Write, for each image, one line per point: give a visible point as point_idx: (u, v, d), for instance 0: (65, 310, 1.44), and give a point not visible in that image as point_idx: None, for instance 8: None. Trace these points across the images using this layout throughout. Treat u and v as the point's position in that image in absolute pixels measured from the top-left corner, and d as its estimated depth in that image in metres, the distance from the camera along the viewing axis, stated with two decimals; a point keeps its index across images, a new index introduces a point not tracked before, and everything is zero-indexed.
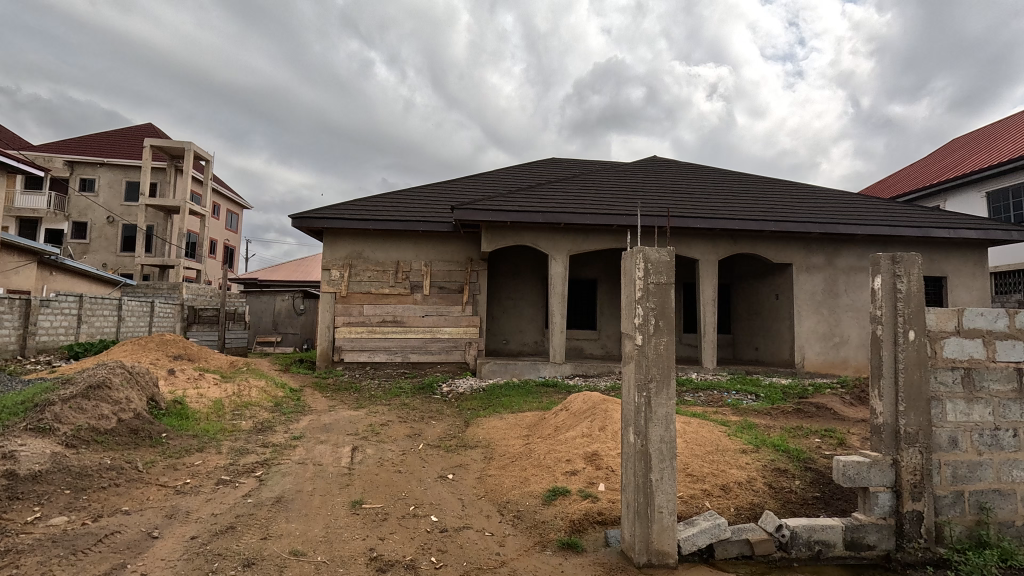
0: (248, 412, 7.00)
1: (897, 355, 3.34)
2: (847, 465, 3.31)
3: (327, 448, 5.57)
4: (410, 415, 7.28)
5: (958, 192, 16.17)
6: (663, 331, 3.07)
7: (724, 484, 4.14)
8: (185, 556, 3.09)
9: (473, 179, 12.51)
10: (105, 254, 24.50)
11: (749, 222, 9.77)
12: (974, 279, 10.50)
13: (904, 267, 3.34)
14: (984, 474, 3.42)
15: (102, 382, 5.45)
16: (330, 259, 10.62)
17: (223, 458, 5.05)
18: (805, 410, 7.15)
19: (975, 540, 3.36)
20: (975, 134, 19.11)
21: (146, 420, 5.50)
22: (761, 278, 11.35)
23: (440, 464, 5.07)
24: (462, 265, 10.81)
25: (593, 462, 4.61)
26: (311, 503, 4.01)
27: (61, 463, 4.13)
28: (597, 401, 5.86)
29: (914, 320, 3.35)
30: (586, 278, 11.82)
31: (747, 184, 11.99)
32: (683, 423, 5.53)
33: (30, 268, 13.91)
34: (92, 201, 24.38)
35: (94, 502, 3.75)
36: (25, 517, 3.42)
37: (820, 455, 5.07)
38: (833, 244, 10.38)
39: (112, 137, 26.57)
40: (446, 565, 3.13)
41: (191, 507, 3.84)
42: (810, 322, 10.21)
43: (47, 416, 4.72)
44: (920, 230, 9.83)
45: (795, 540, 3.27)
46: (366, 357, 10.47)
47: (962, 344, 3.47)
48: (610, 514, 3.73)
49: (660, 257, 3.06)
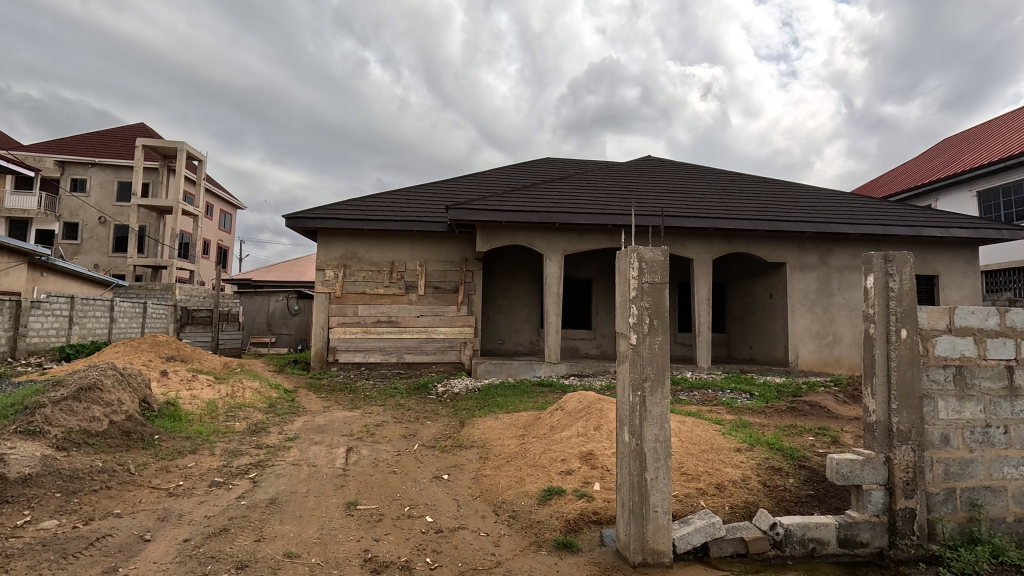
0: (242, 413, 6.96)
1: (890, 354, 3.36)
2: (840, 463, 3.32)
3: (321, 449, 5.55)
4: (405, 416, 7.27)
5: (949, 191, 16.32)
6: (657, 331, 3.07)
7: (719, 483, 4.15)
8: (178, 559, 3.07)
9: (467, 179, 12.49)
10: (97, 254, 24.29)
11: (743, 222, 9.81)
12: (965, 278, 10.59)
13: (897, 265, 3.36)
14: (976, 471, 3.44)
15: (93, 384, 5.40)
16: (324, 259, 10.56)
17: (216, 460, 5.02)
18: (798, 408, 7.20)
19: (967, 537, 3.39)
20: (965, 134, 19.28)
21: (138, 421, 5.46)
22: (755, 278, 11.39)
23: (435, 465, 5.06)
24: (457, 265, 10.79)
25: (587, 462, 4.61)
26: (305, 504, 3.99)
27: (53, 466, 4.08)
28: (592, 401, 5.86)
29: (906, 319, 3.37)
30: (581, 278, 11.83)
31: (740, 184, 12.03)
32: (678, 422, 5.55)
33: (20, 269, 13.78)
34: (84, 201, 24.17)
35: (85, 505, 3.71)
36: (15, 521, 3.39)
37: (813, 453, 5.09)
38: (826, 243, 10.43)
39: (103, 137, 26.35)
40: (441, 566, 3.12)
41: (184, 510, 3.82)
42: (804, 321, 10.26)
43: (38, 419, 4.68)
44: (912, 229, 9.90)
45: (789, 538, 3.28)
46: (361, 357, 10.43)
47: (954, 342, 3.50)
48: (605, 513, 3.73)
49: (654, 257, 3.06)
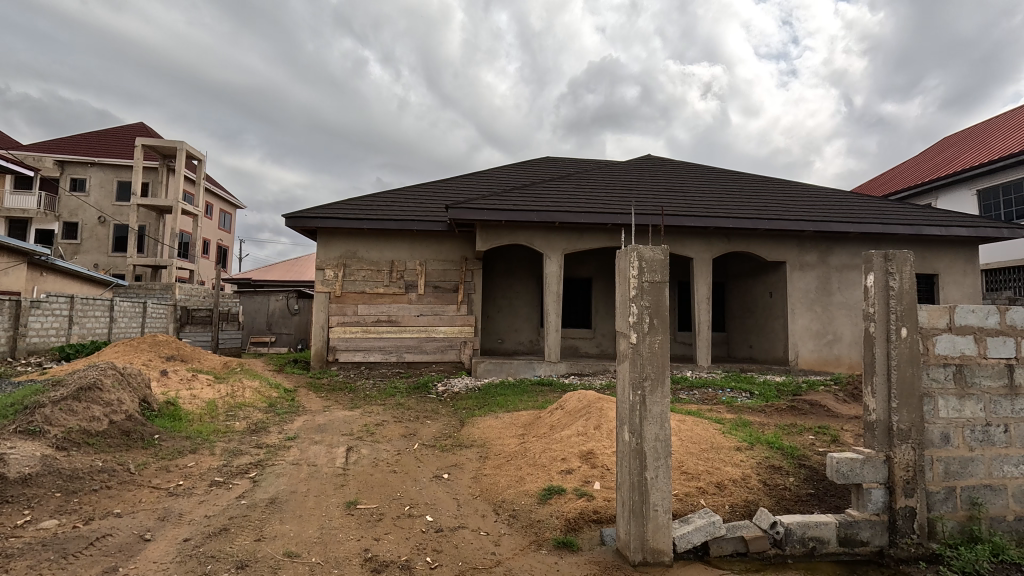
0: (242, 413, 6.96)
1: (889, 352, 3.36)
2: (840, 461, 3.33)
3: (321, 448, 5.54)
4: (405, 415, 7.27)
5: (950, 190, 16.30)
6: (657, 330, 3.07)
7: (719, 482, 4.15)
8: (178, 559, 3.07)
9: (467, 179, 12.48)
10: (97, 254, 24.27)
11: (743, 221, 9.81)
12: (965, 276, 10.58)
13: (897, 264, 3.36)
14: (976, 470, 3.44)
15: (93, 384, 5.40)
16: (324, 258, 10.55)
17: (216, 460, 5.01)
18: (799, 407, 7.20)
19: (967, 536, 3.39)
20: (965, 133, 19.28)
21: (138, 421, 5.46)
22: (755, 277, 11.39)
23: (435, 464, 5.06)
24: (457, 265, 10.79)
25: (588, 461, 4.61)
26: (305, 504, 3.99)
27: (53, 466, 4.08)
28: (592, 400, 5.85)
29: (906, 318, 3.37)
30: (581, 277, 11.83)
31: (740, 183, 12.03)
32: (678, 421, 5.55)
33: (19, 269, 13.77)
34: (83, 201, 24.15)
35: (85, 505, 3.71)
36: (15, 520, 3.38)
37: (814, 452, 5.10)
38: (826, 242, 10.44)
39: (102, 137, 26.33)
40: (442, 565, 3.12)
41: (184, 509, 3.81)
42: (804, 320, 10.26)
43: (37, 418, 4.68)
44: (912, 228, 9.89)
45: (789, 537, 3.28)
46: (361, 357, 10.43)
47: (954, 341, 3.49)
48: (605, 512, 3.73)
49: (654, 256, 3.06)
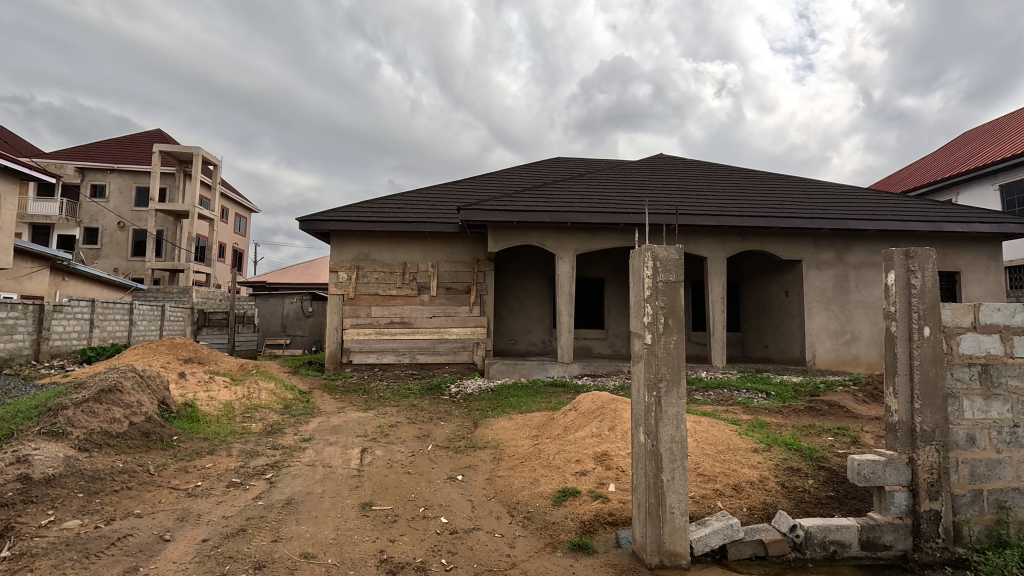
0: (257, 414, 7.05)
1: (912, 352, 3.28)
2: (862, 464, 3.24)
3: (336, 450, 5.57)
4: (418, 417, 7.29)
5: (972, 185, 15.94)
6: (672, 330, 3.03)
7: (736, 484, 4.09)
8: (197, 559, 3.10)
9: (478, 180, 12.47)
10: (116, 258, 24.79)
11: (760, 220, 9.66)
12: (988, 273, 10.34)
13: (919, 262, 3.27)
14: (1004, 473, 3.35)
15: (114, 386, 5.50)
16: (337, 260, 10.63)
17: (234, 461, 5.06)
18: (817, 408, 7.06)
19: (994, 540, 3.30)
20: (984, 128, 18.93)
21: (157, 423, 5.54)
22: (770, 276, 11.23)
23: (449, 466, 5.07)
24: (468, 266, 10.80)
25: (603, 462, 4.57)
26: (322, 505, 4.01)
27: (75, 466, 4.17)
28: (606, 401, 5.81)
29: (929, 316, 3.28)
30: (594, 277, 11.79)
31: (754, 181, 11.87)
32: (693, 423, 5.47)
33: (42, 273, 14.11)
34: (104, 207, 24.69)
35: (106, 506, 3.77)
36: (39, 520, 3.45)
37: (833, 454, 5.00)
38: (844, 239, 10.25)
39: (122, 143, 26.89)
40: (457, 567, 3.11)
41: (202, 510, 3.86)
42: (821, 319, 10.09)
43: (60, 421, 4.76)
44: (932, 224, 9.67)
45: (809, 540, 3.22)
46: (374, 359, 10.50)
47: (979, 340, 3.40)
48: (621, 514, 3.70)
49: (668, 255, 3.02)
